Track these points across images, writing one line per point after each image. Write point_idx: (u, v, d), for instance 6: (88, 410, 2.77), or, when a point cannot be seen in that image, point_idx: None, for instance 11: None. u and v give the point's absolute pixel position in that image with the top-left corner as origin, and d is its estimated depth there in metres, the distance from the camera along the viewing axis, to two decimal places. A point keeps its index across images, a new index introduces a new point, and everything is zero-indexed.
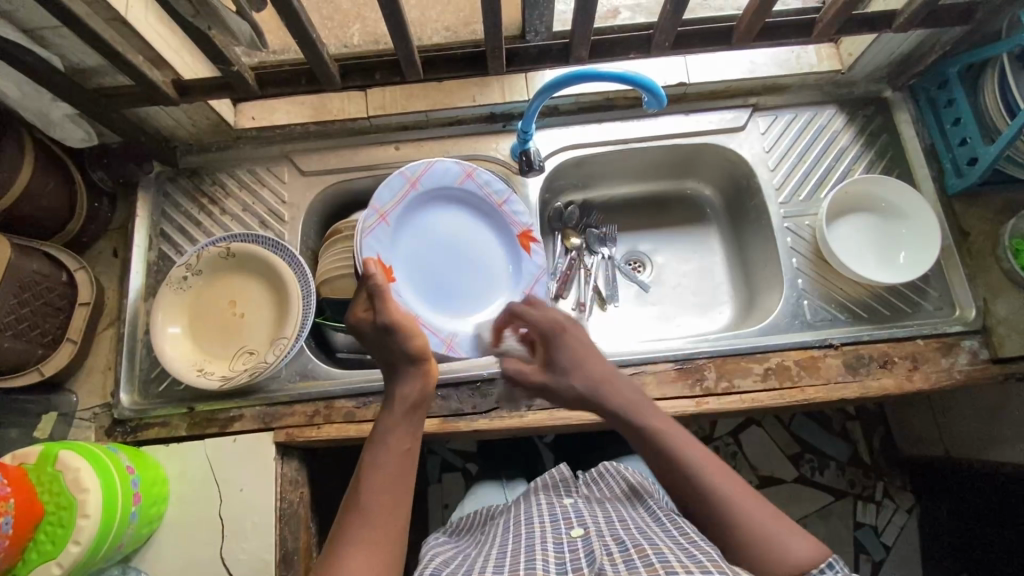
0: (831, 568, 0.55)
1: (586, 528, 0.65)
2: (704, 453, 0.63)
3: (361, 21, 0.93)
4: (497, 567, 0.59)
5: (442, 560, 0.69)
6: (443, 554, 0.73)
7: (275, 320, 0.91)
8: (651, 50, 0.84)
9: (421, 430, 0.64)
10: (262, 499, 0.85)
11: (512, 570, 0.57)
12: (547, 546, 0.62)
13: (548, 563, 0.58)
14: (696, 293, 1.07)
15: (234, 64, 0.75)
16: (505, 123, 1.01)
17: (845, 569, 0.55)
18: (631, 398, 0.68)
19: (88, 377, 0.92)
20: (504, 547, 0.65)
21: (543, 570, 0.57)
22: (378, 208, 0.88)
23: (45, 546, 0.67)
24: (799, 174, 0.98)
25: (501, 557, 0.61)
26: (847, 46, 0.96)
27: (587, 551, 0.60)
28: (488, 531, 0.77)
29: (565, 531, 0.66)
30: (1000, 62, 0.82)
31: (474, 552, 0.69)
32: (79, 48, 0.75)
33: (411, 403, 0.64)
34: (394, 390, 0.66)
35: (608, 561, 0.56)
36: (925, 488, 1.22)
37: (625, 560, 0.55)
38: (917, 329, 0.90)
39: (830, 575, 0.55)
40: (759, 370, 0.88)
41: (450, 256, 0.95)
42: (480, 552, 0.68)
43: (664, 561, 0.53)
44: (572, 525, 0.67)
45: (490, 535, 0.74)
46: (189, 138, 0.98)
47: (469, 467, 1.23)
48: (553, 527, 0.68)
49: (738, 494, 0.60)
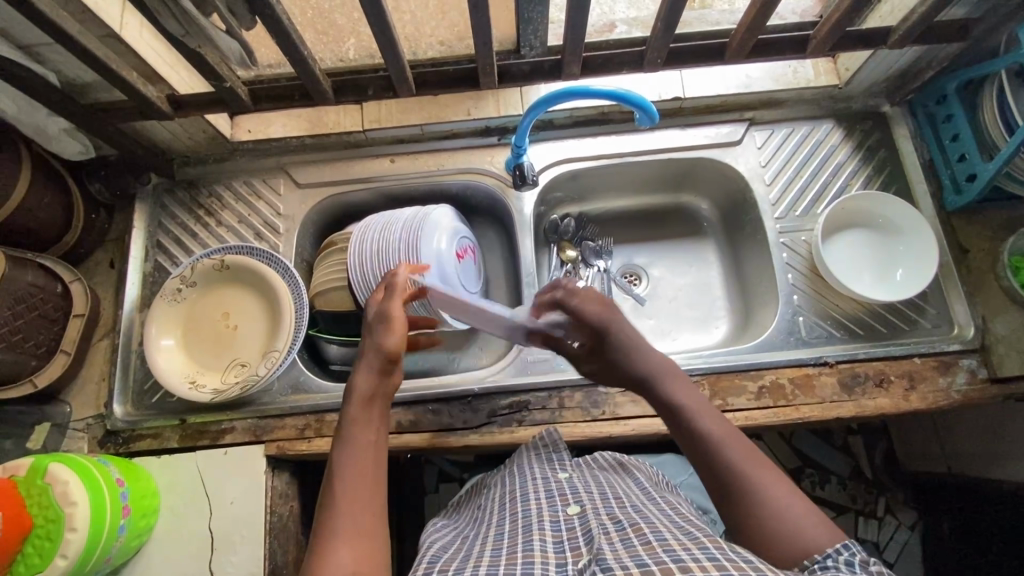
0: (848, 549, 0.49)
1: (582, 506, 0.63)
2: (730, 431, 0.61)
3: (356, 35, 0.94)
4: (493, 549, 0.57)
5: (440, 541, 0.67)
6: (440, 536, 0.70)
7: (267, 333, 0.91)
8: (644, 66, 0.84)
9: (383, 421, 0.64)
10: (252, 512, 0.85)
11: (509, 553, 0.55)
12: (543, 525, 0.60)
13: (545, 543, 0.56)
14: (692, 307, 1.06)
15: (227, 81, 0.75)
16: (500, 136, 1.01)
17: (863, 552, 0.49)
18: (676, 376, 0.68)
19: (83, 387, 0.92)
20: (500, 527, 0.63)
21: (540, 551, 0.55)
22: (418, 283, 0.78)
23: (33, 559, 0.67)
24: (795, 189, 0.98)
25: (498, 538, 0.59)
26: (844, 61, 0.96)
27: (585, 529, 0.57)
28: (483, 508, 0.75)
29: (561, 508, 0.64)
30: (999, 79, 0.81)
31: (471, 532, 0.67)
32: (74, 64, 0.75)
33: (371, 393, 0.64)
34: (353, 383, 0.64)
35: (606, 540, 0.54)
36: (927, 505, 1.20)
37: (622, 539, 0.53)
38: (915, 347, 0.89)
39: (846, 556, 0.49)
40: (753, 388, 0.87)
41: None
42: (477, 532, 0.66)
43: (662, 539, 0.51)
44: (568, 503, 0.65)
45: (486, 513, 0.72)
46: (186, 150, 0.99)
47: (466, 477, 1.22)
48: (548, 503, 0.66)
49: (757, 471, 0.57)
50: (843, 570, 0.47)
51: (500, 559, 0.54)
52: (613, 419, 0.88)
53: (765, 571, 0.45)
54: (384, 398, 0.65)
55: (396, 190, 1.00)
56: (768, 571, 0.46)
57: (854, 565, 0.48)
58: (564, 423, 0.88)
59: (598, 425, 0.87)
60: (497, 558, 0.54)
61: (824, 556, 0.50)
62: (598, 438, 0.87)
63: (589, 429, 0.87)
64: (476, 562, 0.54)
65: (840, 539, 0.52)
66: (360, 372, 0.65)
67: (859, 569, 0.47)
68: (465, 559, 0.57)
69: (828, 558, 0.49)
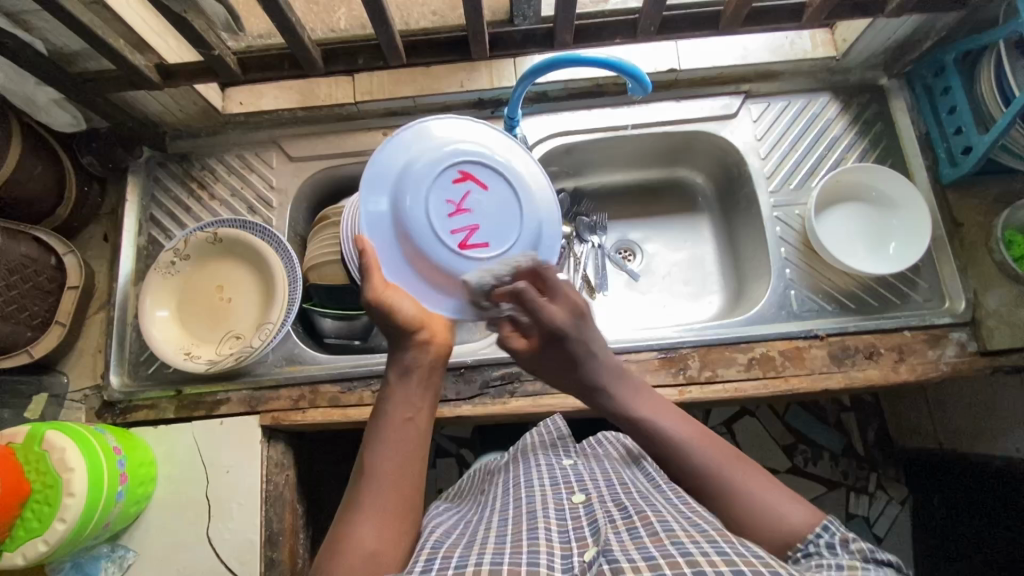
0: (828, 530, 0.53)
1: (588, 494, 0.64)
2: (694, 430, 0.63)
3: (347, 5, 0.93)
4: (498, 536, 0.57)
5: (445, 524, 0.67)
6: (443, 519, 0.70)
7: (260, 305, 0.92)
8: (637, 35, 0.83)
9: (426, 395, 0.63)
10: (248, 480, 0.86)
11: (515, 540, 0.55)
12: (549, 512, 0.61)
13: (551, 532, 0.57)
14: (686, 281, 1.07)
15: (215, 49, 0.75)
16: (495, 108, 0.99)
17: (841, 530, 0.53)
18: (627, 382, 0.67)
19: (79, 358, 0.93)
20: (505, 514, 0.63)
21: (546, 540, 0.55)
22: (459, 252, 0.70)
23: (32, 523, 0.69)
24: (791, 163, 0.97)
25: (502, 525, 0.60)
26: (842, 32, 0.94)
27: (591, 519, 0.58)
28: (488, 494, 0.76)
29: (567, 496, 0.65)
30: (997, 50, 0.81)
31: (475, 519, 0.68)
32: (62, 32, 0.75)
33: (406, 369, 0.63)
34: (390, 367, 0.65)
35: (612, 530, 0.54)
36: (918, 480, 1.22)
37: (629, 528, 0.54)
38: (905, 320, 0.89)
39: (828, 538, 0.53)
40: (743, 360, 0.88)
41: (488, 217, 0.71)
42: (481, 518, 0.66)
43: (669, 530, 0.52)
44: (574, 491, 0.66)
45: (490, 499, 0.73)
46: (178, 123, 0.98)
47: (463, 453, 1.24)
48: (553, 490, 0.67)
49: (725, 466, 0.59)
50: (824, 554, 0.51)
51: (505, 547, 0.54)
52: None
53: (776, 567, 0.45)
54: (422, 373, 0.64)
55: None
56: (778, 565, 0.46)
57: (835, 547, 0.52)
58: (555, 395, 0.89)
59: None
60: (502, 545, 0.54)
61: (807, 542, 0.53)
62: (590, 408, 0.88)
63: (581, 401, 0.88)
64: (480, 548, 0.55)
65: (822, 516, 0.55)
66: (399, 354, 0.64)
67: (839, 550, 0.52)
68: (469, 545, 0.57)
69: (811, 545, 0.53)
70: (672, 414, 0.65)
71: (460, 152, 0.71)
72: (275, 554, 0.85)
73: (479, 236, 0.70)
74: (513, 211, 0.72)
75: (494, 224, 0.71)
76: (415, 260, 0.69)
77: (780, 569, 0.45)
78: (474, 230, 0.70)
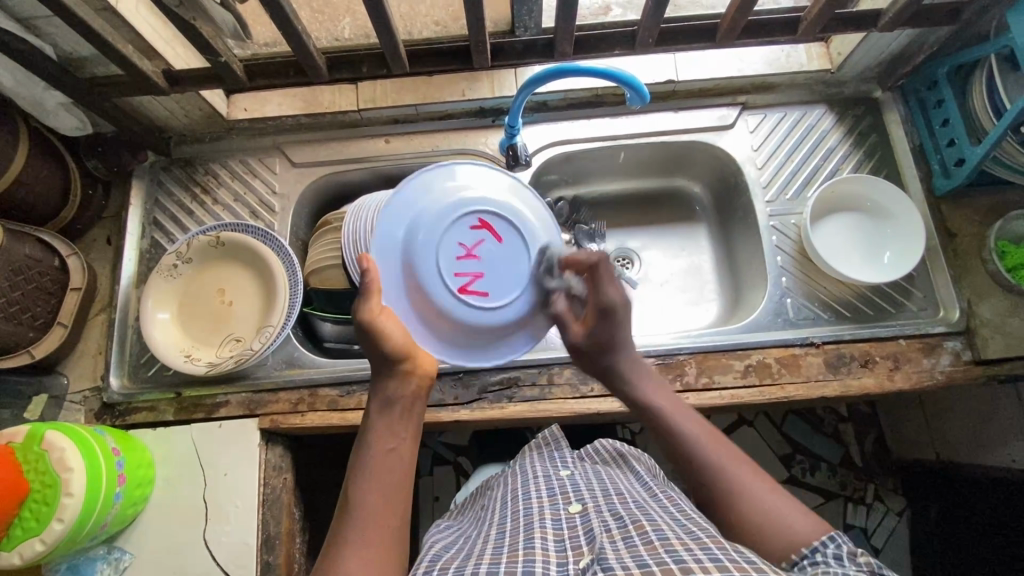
0: (834, 541, 0.53)
1: (584, 505, 0.65)
2: (709, 433, 0.65)
3: (352, 15, 0.95)
4: (495, 547, 0.58)
5: (443, 540, 0.68)
6: (444, 535, 0.71)
7: (261, 308, 0.92)
8: (635, 46, 0.85)
9: (406, 427, 0.63)
10: (247, 483, 0.86)
11: (512, 550, 0.55)
12: (545, 523, 0.61)
13: (546, 541, 0.57)
14: (684, 289, 1.08)
15: (221, 55, 0.76)
16: (495, 117, 1.01)
17: (849, 543, 0.53)
18: (647, 378, 0.72)
19: (79, 360, 0.94)
20: (502, 525, 0.64)
21: (541, 549, 0.55)
22: (420, 284, 0.69)
23: (30, 523, 0.69)
24: (787, 173, 0.99)
25: (499, 537, 0.60)
26: (837, 45, 0.96)
27: (586, 529, 0.59)
28: (486, 508, 0.77)
29: (563, 506, 0.66)
30: (989, 65, 0.82)
31: (474, 533, 0.68)
32: (72, 38, 0.77)
33: (389, 400, 0.63)
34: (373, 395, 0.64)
35: (607, 539, 0.55)
36: (915, 491, 1.21)
37: (623, 537, 0.54)
38: (901, 329, 0.90)
39: (834, 549, 0.53)
40: (740, 366, 0.89)
41: (499, 275, 0.71)
42: (479, 531, 0.67)
43: (664, 538, 0.52)
44: (570, 501, 0.66)
45: (489, 512, 0.73)
46: (183, 128, 1.00)
47: (461, 461, 1.24)
48: (549, 501, 0.67)
49: (738, 471, 0.61)
50: (831, 563, 0.51)
51: (502, 557, 0.54)
52: (602, 397, 0.89)
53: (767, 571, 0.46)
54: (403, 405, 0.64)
55: (391, 169, 1.01)
56: (770, 570, 0.46)
57: (842, 558, 0.52)
58: (553, 400, 0.89)
59: (587, 402, 0.89)
60: (499, 555, 0.55)
61: (813, 549, 0.54)
62: (587, 414, 0.89)
63: (579, 405, 0.89)
64: (477, 560, 0.55)
65: (828, 529, 0.56)
66: (381, 382, 0.65)
67: (846, 562, 0.52)
68: (467, 558, 0.57)
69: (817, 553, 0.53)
70: (688, 414, 0.67)
71: (480, 200, 0.71)
72: (271, 558, 0.85)
73: (480, 284, 0.70)
74: (523, 261, 0.71)
75: (499, 272, 0.71)
76: (418, 303, 0.69)
77: (771, 573, 0.46)
78: (478, 278, 0.70)
